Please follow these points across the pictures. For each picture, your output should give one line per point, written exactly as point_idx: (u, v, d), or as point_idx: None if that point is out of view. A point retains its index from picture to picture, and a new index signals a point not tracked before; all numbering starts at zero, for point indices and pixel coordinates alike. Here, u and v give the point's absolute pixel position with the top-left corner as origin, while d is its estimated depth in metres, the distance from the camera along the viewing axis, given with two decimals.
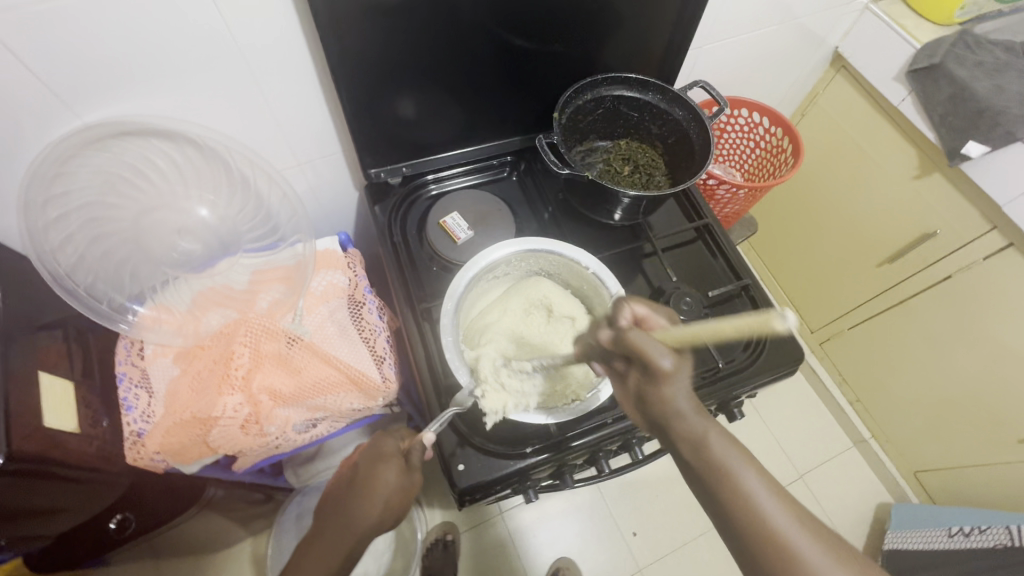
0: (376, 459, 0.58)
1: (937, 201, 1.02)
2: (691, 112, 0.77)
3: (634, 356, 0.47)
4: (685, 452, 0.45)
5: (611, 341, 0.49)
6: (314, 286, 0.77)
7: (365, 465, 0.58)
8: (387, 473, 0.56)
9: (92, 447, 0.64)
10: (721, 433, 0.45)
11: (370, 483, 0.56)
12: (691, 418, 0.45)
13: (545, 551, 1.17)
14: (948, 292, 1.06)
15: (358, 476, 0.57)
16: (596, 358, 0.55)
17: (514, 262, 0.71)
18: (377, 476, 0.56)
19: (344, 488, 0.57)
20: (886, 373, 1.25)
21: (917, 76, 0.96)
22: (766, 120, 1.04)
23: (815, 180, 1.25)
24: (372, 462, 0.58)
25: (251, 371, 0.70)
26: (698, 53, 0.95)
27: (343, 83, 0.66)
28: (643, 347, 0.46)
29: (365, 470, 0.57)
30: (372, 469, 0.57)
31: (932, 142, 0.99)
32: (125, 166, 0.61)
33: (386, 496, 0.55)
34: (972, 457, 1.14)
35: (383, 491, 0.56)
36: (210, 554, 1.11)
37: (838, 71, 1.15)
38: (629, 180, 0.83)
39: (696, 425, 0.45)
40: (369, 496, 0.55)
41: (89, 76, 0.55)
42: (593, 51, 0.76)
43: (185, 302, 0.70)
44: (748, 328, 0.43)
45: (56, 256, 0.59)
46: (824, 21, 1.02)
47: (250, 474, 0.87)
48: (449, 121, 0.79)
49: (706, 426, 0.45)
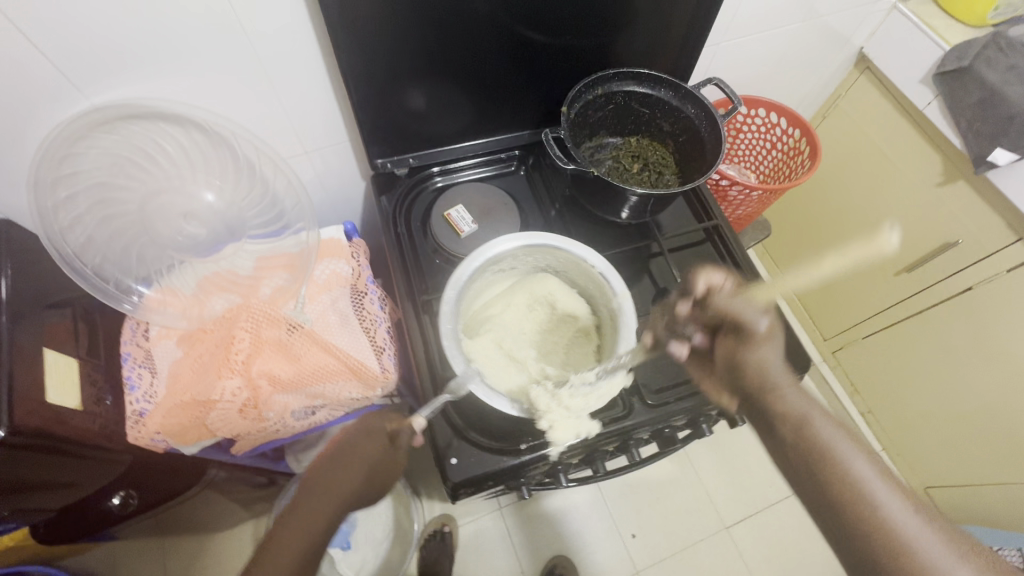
0: (362, 434, 0.59)
1: (961, 210, 0.99)
2: (703, 109, 0.75)
3: (724, 318, 0.57)
4: (787, 433, 0.49)
5: (692, 309, 0.60)
6: (317, 274, 0.77)
7: (349, 438, 0.59)
8: (371, 448, 0.58)
9: (96, 423, 0.66)
10: (828, 422, 0.48)
11: (350, 455, 0.57)
12: (789, 400, 0.50)
13: (543, 548, 1.17)
14: (968, 304, 1.02)
15: (341, 449, 0.58)
16: (673, 337, 0.61)
17: (521, 257, 0.69)
18: (362, 449, 0.58)
19: (327, 459, 0.58)
20: (898, 384, 1.22)
21: (945, 79, 0.93)
22: (784, 121, 1.02)
23: (833, 184, 1.22)
24: (357, 437, 0.59)
25: (251, 356, 0.70)
26: (715, 50, 0.93)
27: (352, 72, 0.66)
28: (738, 312, 0.56)
29: (349, 444, 0.58)
30: (357, 443, 0.58)
31: (958, 148, 0.96)
32: (134, 149, 0.62)
33: (369, 469, 0.57)
34: (987, 476, 1.10)
35: (365, 464, 0.57)
36: (212, 534, 1.13)
37: (862, 72, 1.11)
38: (638, 178, 0.83)
39: (798, 407, 0.49)
40: (353, 468, 0.57)
41: (100, 59, 0.56)
42: (605, 46, 0.75)
43: (190, 286, 0.71)
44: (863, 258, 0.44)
45: (66, 236, 0.60)
46: (848, 20, 0.99)
47: (250, 457, 0.88)
48: (458, 114, 0.79)
49: (810, 412, 0.49)
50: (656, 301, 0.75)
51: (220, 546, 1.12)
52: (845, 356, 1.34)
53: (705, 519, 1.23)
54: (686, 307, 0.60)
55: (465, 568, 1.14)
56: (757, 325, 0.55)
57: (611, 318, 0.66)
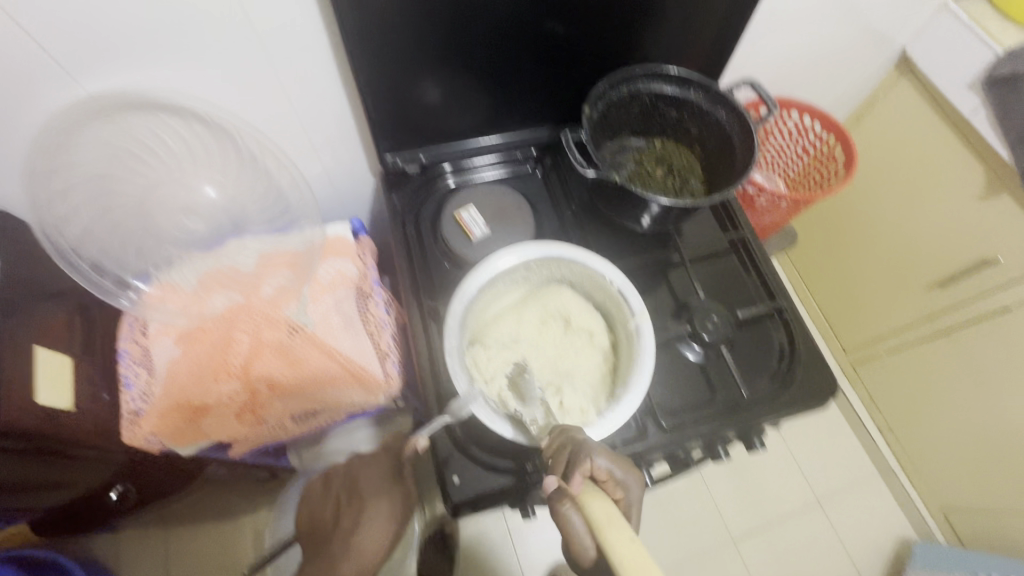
0: (378, 489, 0.62)
1: (1004, 226, 0.93)
2: (736, 114, 0.70)
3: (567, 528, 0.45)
4: None
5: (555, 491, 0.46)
6: (321, 274, 0.73)
7: (365, 494, 0.62)
8: (387, 502, 0.62)
9: (90, 422, 0.64)
10: None
11: (367, 503, 0.61)
12: None
13: (544, 554, 1.15)
14: (1007, 324, 0.96)
15: (362, 511, 0.61)
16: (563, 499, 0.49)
17: (535, 268, 0.65)
18: (378, 500, 0.61)
19: (349, 522, 0.61)
20: (921, 405, 1.17)
21: (996, 86, 0.86)
22: (817, 125, 0.96)
23: (866, 191, 1.16)
24: (372, 491, 0.62)
25: (250, 359, 0.68)
26: (749, 48, 0.87)
27: (361, 64, 0.62)
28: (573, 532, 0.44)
29: (367, 503, 0.61)
30: (374, 498, 0.62)
31: (1004, 159, 0.90)
32: (133, 140, 0.60)
33: (389, 523, 0.62)
34: (1012, 504, 1.05)
35: (385, 521, 0.61)
36: (211, 524, 1.12)
37: (904, 74, 1.04)
38: (661, 184, 0.78)
39: None
40: (376, 527, 0.61)
41: (94, 45, 0.52)
42: (633, 41, 0.70)
43: (190, 281, 0.68)
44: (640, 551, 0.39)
45: (62, 228, 0.58)
46: (893, 19, 0.93)
47: (253, 456, 0.87)
48: (473, 110, 0.75)
49: None
50: (676, 315, 0.71)
51: (220, 537, 1.11)
52: (867, 371, 1.28)
53: (712, 532, 1.19)
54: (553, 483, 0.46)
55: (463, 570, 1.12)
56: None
57: (629, 339, 0.62)
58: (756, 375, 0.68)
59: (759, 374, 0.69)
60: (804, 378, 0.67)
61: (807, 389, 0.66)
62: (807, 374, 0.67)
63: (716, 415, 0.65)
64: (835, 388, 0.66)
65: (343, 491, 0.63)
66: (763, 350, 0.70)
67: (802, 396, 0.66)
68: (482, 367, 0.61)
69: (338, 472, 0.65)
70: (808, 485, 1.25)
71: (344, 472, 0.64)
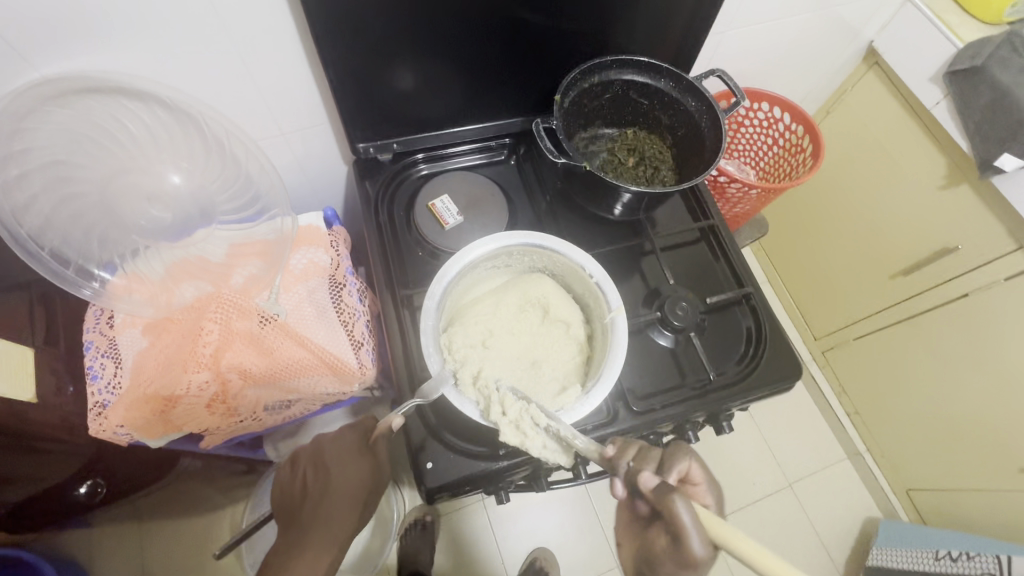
0: (345, 457, 0.58)
1: (966, 215, 0.96)
2: (705, 103, 0.71)
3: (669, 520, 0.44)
4: None
5: (653, 489, 0.46)
6: (293, 263, 0.75)
7: (332, 463, 0.58)
8: (357, 470, 0.58)
9: (55, 416, 0.62)
10: None
11: (336, 481, 0.57)
12: None
13: (523, 541, 1.16)
14: (962, 312, 1.01)
15: (329, 482, 0.57)
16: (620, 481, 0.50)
17: (517, 255, 0.66)
18: (350, 475, 0.57)
19: (317, 495, 0.56)
20: (885, 388, 1.21)
21: (956, 78, 0.89)
22: (787, 116, 0.98)
23: (832, 184, 1.19)
24: (339, 462, 0.58)
25: (221, 349, 0.67)
26: (720, 39, 0.89)
27: (329, 51, 0.62)
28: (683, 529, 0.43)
29: (333, 471, 0.57)
30: (342, 466, 0.58)
31: (965, 151, 0.93)
32: (92, 125, 0.57)
33: (361, 490, 0.57)
34: (972, 482, 1.09)
35: (357, 489, 0.57)
36: (185, 520, 1.11)
37: (870, 67, 1.07)
38: (632, 173, 0.79)
39: None
40: (348, 491, 0.56)
41: (44, 24, 0.50)
42: (605, 30, 0.71)
43: (158, 272, 0.67)
44: None
45: (19, 219, 0.56)
46: (860, 12, 0.95)
47: (226, 448, 0.85)
48: (446, 95, 0.74)
49: None
50: (647, 302, 0.73)
51: (195, 532, 1.10)
52: (834, 357, 1.32)
53: None
54: (651, 480, 0.47)
55: (443, 559, 1.13)
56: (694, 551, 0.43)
57: (603, 333, 0.63)
58: (724, 360, 0.70)
59: (727, 360, 0.70)
60: (772, 361, 0.69)
61: (773, 372, 0.68)
62: (775, 357, 0.69)
63: (685, 400, 0.67)
64: (799, 370, 0.68)
65: (309, 469, 0.58)
66: (732, 335, 0.72)
67: (769, 379, 0.68)
68: (455, 339, 0.60)
69: (304, 450, 0.60)
70: (778, 468, 1.29)
71: (309, 448, 0.60)
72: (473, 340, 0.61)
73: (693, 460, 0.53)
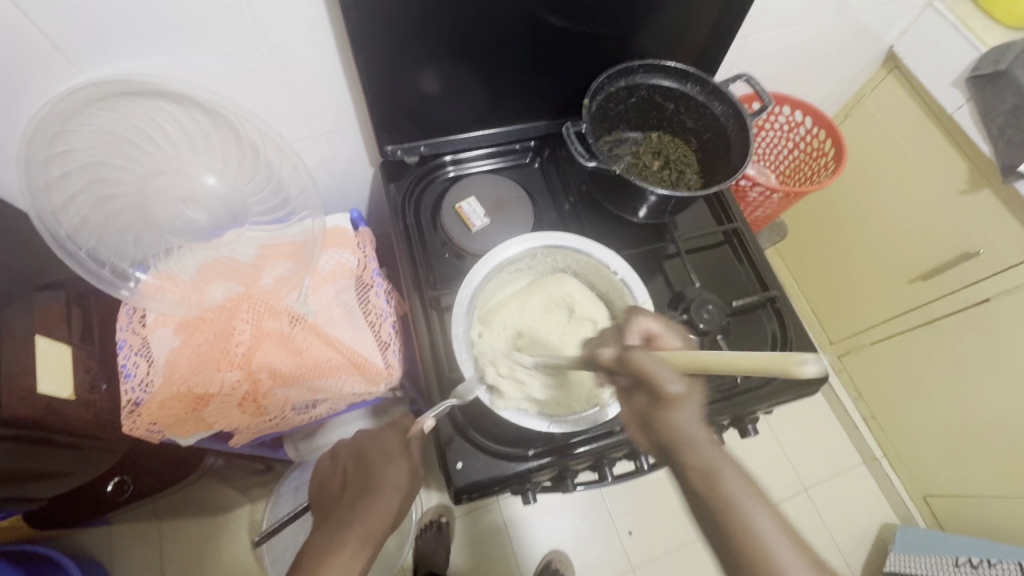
0: (384, 457, 0.59)
1: (985, 218, 0.96)
2: (732, 108, 0.71)
3: (640, 378, 0.45)
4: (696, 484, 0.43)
5: (615, 358, 0.48)
6: (321, 264, 0.75)
7: (373, 463, 0.58)
8: (394, 471, 0.57)
9: (88, 413, 0.64)
10: (736, 471, 0.43)
11: (377, 479, 0.57)
12: (704, 449, 0.43)
13: (538, 542, 1.16)
14: (983, 314, 1.01)
15: (368, 478, 0.57)
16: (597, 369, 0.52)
17: (541, 256, 0.67)
18: (386, 473, 0.57)
19: (355, 490, 0.57)
20: (903, 393, 1.21)
21: (978, 83, 0.89)
22: (808, 120, 0.98)
23: (853, 188, 1.19)
24: (380, 459, 0.59)
25: (252, 348, 0.68)
26: (743, 44, 0.89)
27: (361, 53, 0.62)
28: (648, 369, 0.44)
29: (374, 472, 0.57)
30: (382, 466, 0.58)
31: (987, 155, 0.93)
32: (133, 128, 0.59)
33: (399, 493, 0.56)
34: (992, 488, 1.09)
35: (393, 487, 0.56)
36: (206, 518, 1.12)
37: (890, 72, 1.07)
38: (658, 176, 0.79)
39: (711, 460, 0.43)
40: (384, 493, 0.56)
41: (88, 29, 0.52)
42: (632, 35, 0.72)
43: (189, 272, 0.68)
44: (768, 364, 0.36)
45: (58, 217, 0.57)
46: (882, 17, 0.95)
47: (250, 446, 0.86)
48: (473, 98, 0.75)
49: (719, 463, 0.43)
50: (671, 305, 0.72)
51: (214, 531, 1.11)
52: (851, 362, 1.31)
53: None
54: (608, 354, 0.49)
55: (458, 560, 1.13)
56: (670, 390, 0.44)
57: None
58: None
59: None
60: None
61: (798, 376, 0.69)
62: None
63: (712, 404, 0.67)
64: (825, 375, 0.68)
65: (350, 462, 0.60)
66: (757, 338, 0.72)
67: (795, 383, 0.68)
68: (500, 378, 0.58)
69: (345, 446, 0.62)
70: (794, 472, 1.28)
71: (353, 445, 0.61)
72: (517, 378, 0.59)
73: (647, 317, 0.53)
